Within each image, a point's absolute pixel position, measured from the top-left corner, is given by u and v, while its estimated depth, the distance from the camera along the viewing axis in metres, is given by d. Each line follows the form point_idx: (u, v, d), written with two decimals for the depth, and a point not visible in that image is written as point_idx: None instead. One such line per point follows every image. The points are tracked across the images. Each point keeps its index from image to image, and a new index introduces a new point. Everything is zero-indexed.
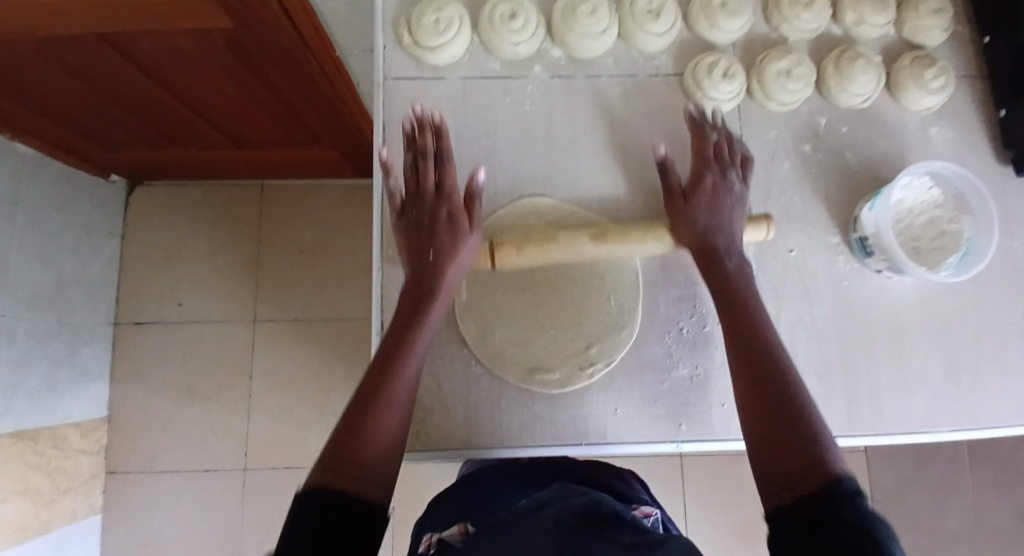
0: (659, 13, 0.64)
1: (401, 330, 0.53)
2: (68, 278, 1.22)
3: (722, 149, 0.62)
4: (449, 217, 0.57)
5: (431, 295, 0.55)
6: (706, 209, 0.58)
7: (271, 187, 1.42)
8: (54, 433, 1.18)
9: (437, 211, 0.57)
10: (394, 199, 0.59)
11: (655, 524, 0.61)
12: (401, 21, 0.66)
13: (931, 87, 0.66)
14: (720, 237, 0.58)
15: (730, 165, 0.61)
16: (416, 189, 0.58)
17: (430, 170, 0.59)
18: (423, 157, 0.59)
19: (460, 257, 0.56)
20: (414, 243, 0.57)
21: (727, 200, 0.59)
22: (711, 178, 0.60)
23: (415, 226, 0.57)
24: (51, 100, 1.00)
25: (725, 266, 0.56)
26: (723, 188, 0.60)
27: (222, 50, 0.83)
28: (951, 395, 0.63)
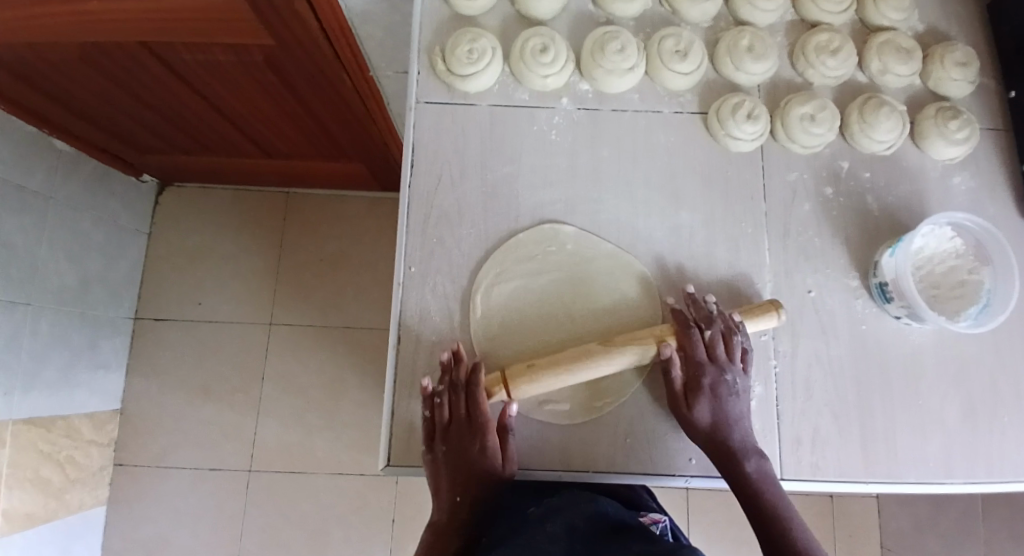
0: (685, 54, 0.66)
1: (441, 537, 0.57)
2: (94, 273, 1.26)
3: (716, 345, 0.58)
4: (484, 453, 0.57)
5: (461, 523, 0.57)
6: (711, 415, 0.57)
7: (296, 195, 1.45)
8: (67, 424, 1.21)
9: (467, 442, 0.57)
10: (427, 436, 0.58)
11: (664, 531, 0.67)
12: (435, 50, 0.68)
13: (954, 138, 0.67)
14: (729, 436, 0.57)
15: (730, 361, 0.58)
16: (448, 420, 0.58)
17: (462, 405, 0.58)
18: (457, 387, 0.58)
19: (499, 485, 0.57)
20: (455, 486, 0.57)
21: (730, 398, 0.58)
22: (710, 379, 0.57)
23: (453, 459, 0.57)
24: (92, 102, 1.03)
25: (741, 466, 0.56)
26: (727, 393, 0.58)
27: (261, 64, 0.87)
28: (966, 445, 0.63)
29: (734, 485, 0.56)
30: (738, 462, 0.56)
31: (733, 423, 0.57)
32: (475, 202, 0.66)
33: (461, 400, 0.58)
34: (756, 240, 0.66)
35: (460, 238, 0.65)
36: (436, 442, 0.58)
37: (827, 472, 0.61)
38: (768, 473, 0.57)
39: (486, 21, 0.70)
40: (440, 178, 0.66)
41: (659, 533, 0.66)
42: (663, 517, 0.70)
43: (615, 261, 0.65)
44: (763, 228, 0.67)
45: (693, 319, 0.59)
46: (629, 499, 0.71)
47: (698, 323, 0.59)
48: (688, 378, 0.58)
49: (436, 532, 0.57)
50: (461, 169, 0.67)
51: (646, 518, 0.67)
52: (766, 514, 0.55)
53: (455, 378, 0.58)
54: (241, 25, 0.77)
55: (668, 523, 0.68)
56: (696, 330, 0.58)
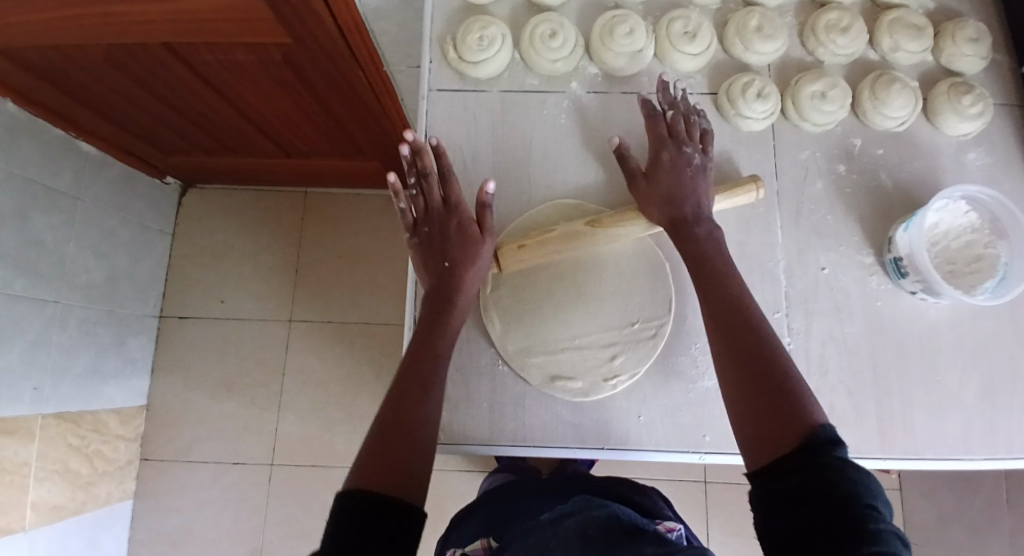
0: (694, 35, 0.67)
1: (436, 307, 0.58)
2: (120, 271, 1.30)
3: (677, 125, 0.63)
4: (461, 228, 0.61)
5: (452, 298, 0.58)
6: (671, 187, 0.60)
7: (314, 193, 1.48)
8: (95, 418, 1.24)
9: (448, 222, 0.61)
10: (406, 223, 0.62)
11: (680, 537, 0.63)
12: (446, 39, 0.70)
13: (969, 113, 0.66)
14: (686, 204, 0.60)
15: (689, 139, 0.63)
16: (425, 204, 0.62)
17: (434, 182, 0.62)
18: (427, 170, 0.62)
19: (477, 259, 0.60)
20: (433, 258, 0.60)
21: (689, 173, 0.61)
22: (668, 155, 0.62)
23: (427, 243, 0.61)
24: (118, 104, 1.07)
25: (694, 232, 0.58)
26: (688, 161, 0.61)
27: (277, 62, 0.89)
28: (986, 421, 0.62)
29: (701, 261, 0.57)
30: (690, 227, 0.59)
31: (698, 207, 0.60)
32: (488, 186, 0.67)
33: (434, 180, 0.62)
34: (768, 219, 0.66)
35: None
36: (421, 225, 0.62)
37: (843, 449, 0.61)
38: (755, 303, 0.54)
39: (496, 10, 0.71)
40: (453, 163, 0.68)
41: (676, 539, 0.62)
42: (678, 525, 0.67)
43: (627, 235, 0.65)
44: (775, 206, 0.67)
45: (665, 118, 0.64)
46: (643, 507, 0.71)
47: (659, 121, 0.64)
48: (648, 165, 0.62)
49: (424, 310, 0.58)
50: (473, 154, 0.68)
51: (661, 525, 0.64)
52: (727, 308, 0.53)
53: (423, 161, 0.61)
54: (259, 24, 0.80)
55: (684, 530, 0.65)
56: (661, 117, 0.64)
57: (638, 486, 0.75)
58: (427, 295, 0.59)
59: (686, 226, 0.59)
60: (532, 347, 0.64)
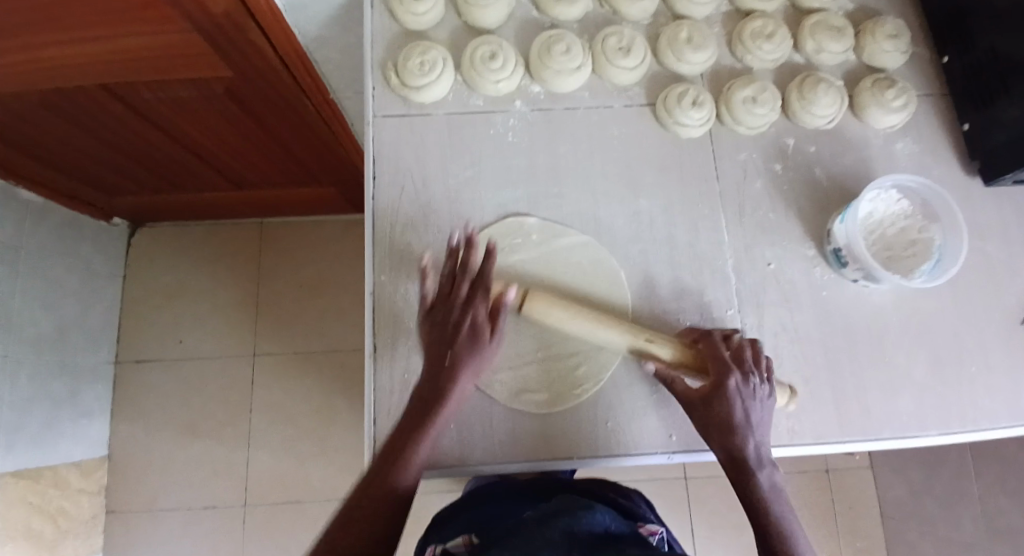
0: (629, 50, 0.69)
1: (422, 404, 0.53)
2: (71, 319, 1.25)
3: (733, 353, 0.58)
4: (473, 328, 0.54)
5: (441, 399, 0.53)
6: (728, 413, 0.55)
7: (271, 224, 1.46)
8: (55, 475, 1.19)
9: (460, 320, 0.54)
10: (425, 301, 0.56)
11: (660, 541, 0.61)
12: (388, 65, 0.70)
13: (891, 106, 0.70)
14: (748, 452, 0.54)
15: (753, 366, 0.58)
16: (447, 292, 0.55)
17: (464, 283, 0.55)
18: (461, 269, 0.55)
19: (479, 366, 0.54)
20: (432, 363, 0.54)
21: (749, 406, 0.56)
22: (733, 382, 0.56)
23: (438, 339, 0.54)
24: (55, 147, 1.03)
25: (754, 480, 0.54)
26: (750, 395, 0.56)
27: (220, 96, 0.88)
28: (935, 395, 0.65)
29: (729, 464, 0.55)
30: (750, 472, 0.54)
31: (745, 425, 0.55)
32: (442, 207, 0.68)
33: (468, 278, 0.55)
34: (714, 220, 0.69)
35: (429, 244, 0.67)
36: (434, 309, 0.55)
37: (804, 436, 0.63)
38: (781, 488, 0.55)
39: (436, 34, 0.73)
40: (403, 187, 0.68)
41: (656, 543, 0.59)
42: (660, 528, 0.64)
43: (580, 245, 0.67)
44: (719, 206, 0.69)
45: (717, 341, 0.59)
46: (626, 510, 0.68)
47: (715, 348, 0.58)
48: (707, 384, 0.56)
49: (424, 375, 0.54)
50: (424, 177, 0.69)
51: (643, 528, 0.61)
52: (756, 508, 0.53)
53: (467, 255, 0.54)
54: (198, 60, 0.79)
55: (665, 534, 0.62)
56: (717, 338, 0.59)
57: (619, 487, 0.73)
58: (426, 369, 0.54)
59: (741, 465, 0.55)
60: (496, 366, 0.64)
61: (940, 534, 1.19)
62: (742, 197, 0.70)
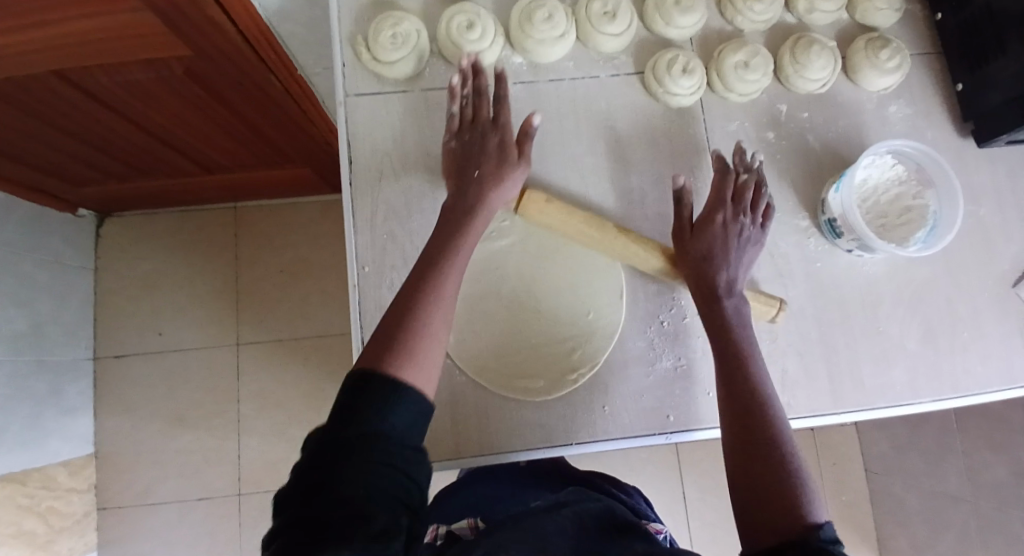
0: (614, 15, 0.65)
1: (451, 216, 0.55)
2: (45, 317, 1.20)
3: (734, 192, 0.61)
4: (499, 145, 0.59)
5: (486, 191, 0.56)
6: (711, 244, 0.59)
7: (246, 207, 1.41)
8: (42, 474, 1.17)
9: (486, 138, 0.59)
10: (451, 124, 0.60)
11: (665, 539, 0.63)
12: (358, 39, 0.66)
13: (886, 67, 0.68)
14: (723, 274, 0.58)
15: (746, 209, 0.61)
16: (473, 117, 0.60)
17: (486, 104, 0.60)
18: (482, 91, 0.61)
19: (506, 180, 0.57)
20: (461, 163, 0.58)
21: (739, 245, 0.60)
22: (722, 216, 0.60)
23: (460, 145, 0.59)
24: (10, 141, 0.98)
25: (734, 341, 0.56)
26: (742, 240, 0.60)
27: (180, 78, 0.83)
28: (928, 364, 0.65)
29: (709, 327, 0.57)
30: (717, 302, 0.57)
31: (735, 266, 0.59)
32: (423, 192, 0.65)
33: (486, 99, 0.61)
34: (706, 194, 0.67)
35: (412, 230, 0.64)
36: (463, 132, 0.60)
37: (800, 410, 0.63)
38: (747, 316, 0.58)
39: (408, 4, 0.68)
40: (382, 171, 0.65)
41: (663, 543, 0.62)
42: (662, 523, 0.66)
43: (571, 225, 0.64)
44: (711, 178, 0.67)
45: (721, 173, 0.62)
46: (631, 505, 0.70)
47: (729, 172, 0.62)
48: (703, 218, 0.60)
49: (450, 188, 0.57)
50: (403, 160, 0.65)
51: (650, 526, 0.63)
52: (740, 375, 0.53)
53: (484, 81, 0.60)
54: (154, 40, 0.73)
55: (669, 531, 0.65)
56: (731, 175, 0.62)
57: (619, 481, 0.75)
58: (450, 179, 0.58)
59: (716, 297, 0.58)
60: (490, 354, 0.62)
61: (925, 487, 1.22)
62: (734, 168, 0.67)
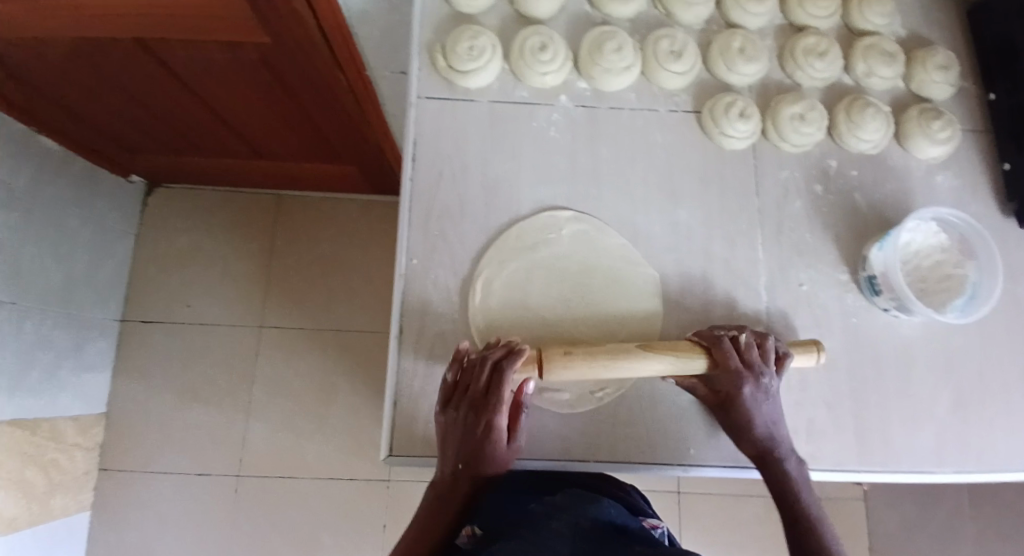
0: (680, 54, 0.69)
1: (438, 502, 0.58)
2: (81, 272, 1.24)
3: (748, 354, 0.58)
4: (495, 439, 0.56)
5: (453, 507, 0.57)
6: (745, 422, 0.58)
7: (288, 196, 1.45)
8: (51, 426, 1.18)
9: (473, 428, 0.55)
10: (448, 406, 0.56)
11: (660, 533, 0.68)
12: (436, 47, 0.69)
13: (936, 137, 0.70)
14: (757, 432, 0.59)
15: (760, 364, 0.58)
16: (466, 392, 0.56)
17: (485, 383, 0.55)
18: (485, 365, 0.55)
19: (497, 467, 0.57)
20: (459, 449, 0.56)
21: (765, 403, 0.59)
22: (750, 392, 0.57)
23: (465, 443, 0.56)
24: (84, 101, 1.03)
25: (782, 465, 0.58)
26: (763, 395, 0.58)
27: (253, 62, 0.87)
28: (954, 434, 0.65)
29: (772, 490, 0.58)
30: (774, 464, 0.58)
31: (768, 435, 0.59)
32: (476, 197, 0.67)
33: (489, 377, 0.55)
34: (750, 236, 0.68)
35: (461, 231, 0.66)
36: (457, 408, 0.56)
37: (822, 462, 0.63)
38: (800, 469, 0.59)
39: (485, 21, 0.72)
40: (441, 172, 0.67)
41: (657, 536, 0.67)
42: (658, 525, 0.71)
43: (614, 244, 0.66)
44: (758, 221, 0.68)
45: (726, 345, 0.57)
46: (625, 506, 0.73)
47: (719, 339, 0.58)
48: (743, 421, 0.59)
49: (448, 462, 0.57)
50: (462, 164, 0.68)
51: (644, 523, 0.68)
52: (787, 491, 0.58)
53: (493, 358, 0.55)
54: (240, 23, 0.78)
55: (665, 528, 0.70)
56: (729, 340, 0.58)
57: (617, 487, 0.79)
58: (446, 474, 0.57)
59: (763, 457, 0.59)
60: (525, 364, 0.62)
61: None
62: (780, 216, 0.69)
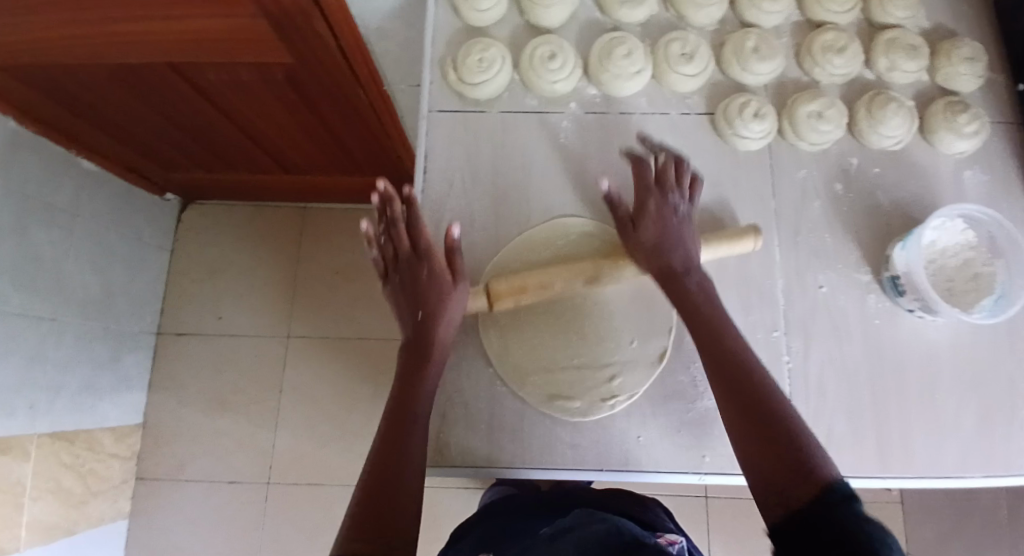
0: (691, 57, 0.68)
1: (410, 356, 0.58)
2: (117, 287, 1.29)
3: (669, 172, 0.62)
4: (432, 274, 0.58)
5: (426, 347, 0.58)
6: (659, 233, 0.59)
7: (312, 209, 1.49)
8: (89, 436, 1.23)
9: (417, 269, 0.59)
10: (387, 289, 0.60)
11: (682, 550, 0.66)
12: (447, 60, 0.70)
13: (964, 131, 0.67)
14: (674, 254, 0.58)
15: (675, 185, 0.62)
16: (394, 253, 0.60)
17: (403, 233, 0.59)
18: (395, 221, 0.59)
19: (450, 308, 0.58)
20: (409, 302, 0.59)
21: (676, 221, 0.60)
22: (655, 204, 0.60)
23: (407, 316, 0.58)
24: (121, 123, 1.08)
25: (682, 283, 0.57)
26: (671, 211, 0.60)
27: (279, 81, 0.90)
28: (986, 441, 0.62)
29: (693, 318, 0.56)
30: (678, 279, 0.58)
31: (683, 244, 0.59)
32: (488, 205, 0.68)
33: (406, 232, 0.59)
34: (766, 238, 0.67)
35: (472, 240, 0.66)
36: (392, 268, 0.60)
37: (844, 469, 0.61)
38: (706, 286, 0.58)
39: (496, 32, 0.72)
40: (452, 182, 0.68)
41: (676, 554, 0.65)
42: (680, 537, 0.70)
43: None
44: (774, 222, 0.67)
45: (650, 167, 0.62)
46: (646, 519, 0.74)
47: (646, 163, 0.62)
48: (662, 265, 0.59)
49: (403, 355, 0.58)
50: (473, 174, 0.68)
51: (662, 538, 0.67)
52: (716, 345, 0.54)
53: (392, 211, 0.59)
54: (264, 45, 0.80)
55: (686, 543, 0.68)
56: (649, 162, 0.62)
57: (642, 499, 0.79)
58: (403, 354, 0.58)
59: (671, 273, 0.58)
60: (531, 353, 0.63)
61: None
62: (796, 220, 0.67)
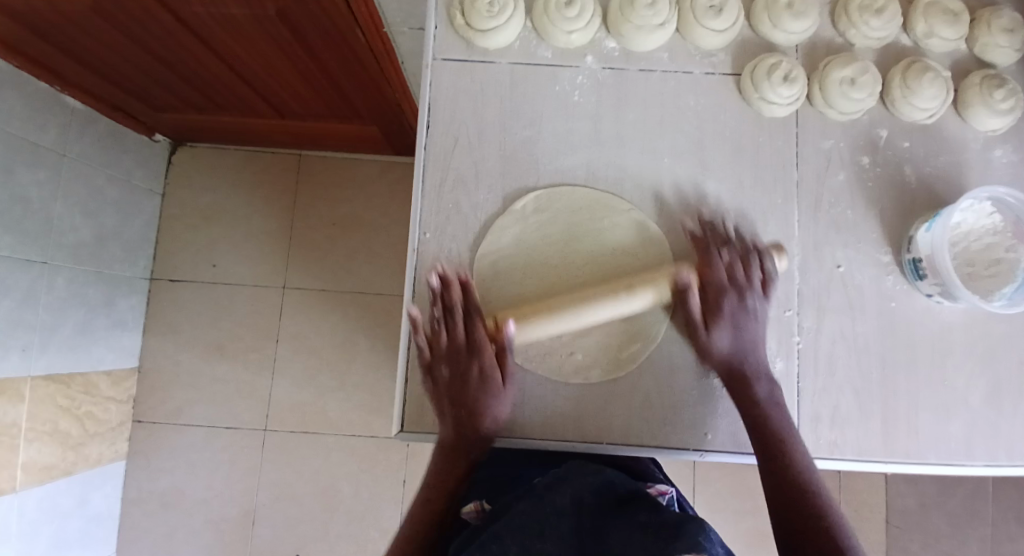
0: (721, 9, 0.62)
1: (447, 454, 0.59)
2: (108, 231, 1.26)
3: (441, 338, 0.57)
4: (481, 375, 0.57)
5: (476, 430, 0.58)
6: (450, 378, 0.57)
7: (309, 156, 1.43)
8: (85, 379, 1.23)
9: (466, 369, 0.57)
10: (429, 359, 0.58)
11: (670, 502, 0.66)
12: (455, 3, 0.65)
13: (997, 108, 0.63)
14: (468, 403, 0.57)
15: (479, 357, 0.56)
16: (444, 343, 0.57)
17: (460, 327, 0.57)
18: (451, 308, 0.57)
19: (495, 407, 0.57)
20: (448, 394, 0.57)
21: (731, 275, 0.58)
22: (463, 365, 0.57)
23: (451, 377, 0.57)
24: (103, 57, 1.01)
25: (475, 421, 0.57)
26: (748, 314, 0.57)
27: (271, 17, 0.83)
28: (988, 426, 0.61)
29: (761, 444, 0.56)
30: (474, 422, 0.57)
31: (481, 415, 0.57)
32: (494, 164, 0.64)
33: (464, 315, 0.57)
34: (786, 211, 0.63)
35: (477, 202, 0.63)
36: (436, 362, 0.57)
37: (845, 450, 0.60)
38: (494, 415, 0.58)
39: None
40: (458, 139, 0.64)
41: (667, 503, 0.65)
42: (669, 488, 0.69)
43: (626, 213, 0.63)
44: (794, 196, 0.64)
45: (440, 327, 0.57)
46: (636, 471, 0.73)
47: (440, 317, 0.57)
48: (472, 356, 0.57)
49: (437, 457, 0.59)
50: (480, 130, 0.64)
51: (653, 488, 0.66)
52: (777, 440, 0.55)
53: (450, 298, 0.57)
54: None
55: (675, 494, 0.67)
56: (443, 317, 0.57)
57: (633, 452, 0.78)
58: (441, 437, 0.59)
59: (456, 400, 0.57)
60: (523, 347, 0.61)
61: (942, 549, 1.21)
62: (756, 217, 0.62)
